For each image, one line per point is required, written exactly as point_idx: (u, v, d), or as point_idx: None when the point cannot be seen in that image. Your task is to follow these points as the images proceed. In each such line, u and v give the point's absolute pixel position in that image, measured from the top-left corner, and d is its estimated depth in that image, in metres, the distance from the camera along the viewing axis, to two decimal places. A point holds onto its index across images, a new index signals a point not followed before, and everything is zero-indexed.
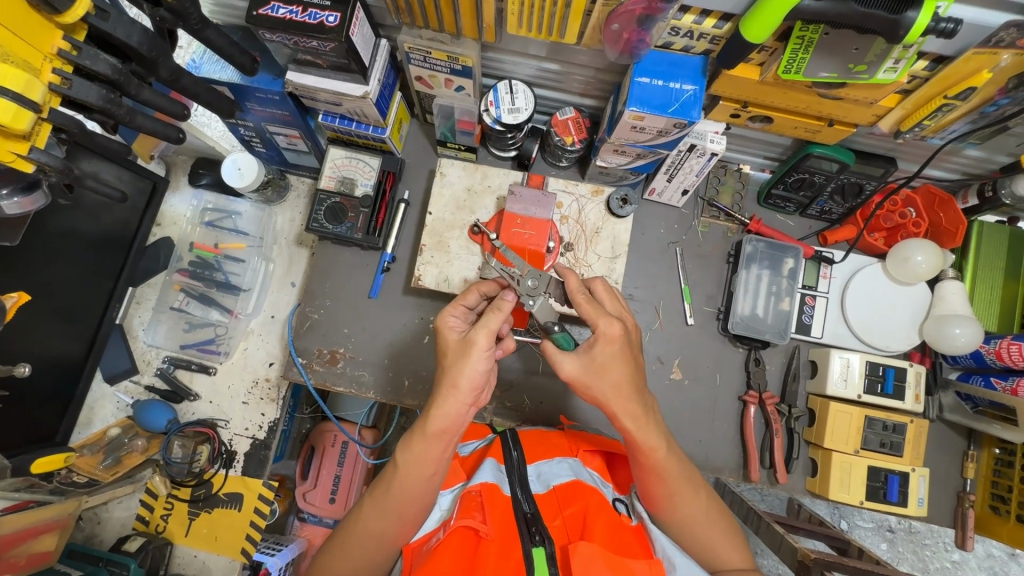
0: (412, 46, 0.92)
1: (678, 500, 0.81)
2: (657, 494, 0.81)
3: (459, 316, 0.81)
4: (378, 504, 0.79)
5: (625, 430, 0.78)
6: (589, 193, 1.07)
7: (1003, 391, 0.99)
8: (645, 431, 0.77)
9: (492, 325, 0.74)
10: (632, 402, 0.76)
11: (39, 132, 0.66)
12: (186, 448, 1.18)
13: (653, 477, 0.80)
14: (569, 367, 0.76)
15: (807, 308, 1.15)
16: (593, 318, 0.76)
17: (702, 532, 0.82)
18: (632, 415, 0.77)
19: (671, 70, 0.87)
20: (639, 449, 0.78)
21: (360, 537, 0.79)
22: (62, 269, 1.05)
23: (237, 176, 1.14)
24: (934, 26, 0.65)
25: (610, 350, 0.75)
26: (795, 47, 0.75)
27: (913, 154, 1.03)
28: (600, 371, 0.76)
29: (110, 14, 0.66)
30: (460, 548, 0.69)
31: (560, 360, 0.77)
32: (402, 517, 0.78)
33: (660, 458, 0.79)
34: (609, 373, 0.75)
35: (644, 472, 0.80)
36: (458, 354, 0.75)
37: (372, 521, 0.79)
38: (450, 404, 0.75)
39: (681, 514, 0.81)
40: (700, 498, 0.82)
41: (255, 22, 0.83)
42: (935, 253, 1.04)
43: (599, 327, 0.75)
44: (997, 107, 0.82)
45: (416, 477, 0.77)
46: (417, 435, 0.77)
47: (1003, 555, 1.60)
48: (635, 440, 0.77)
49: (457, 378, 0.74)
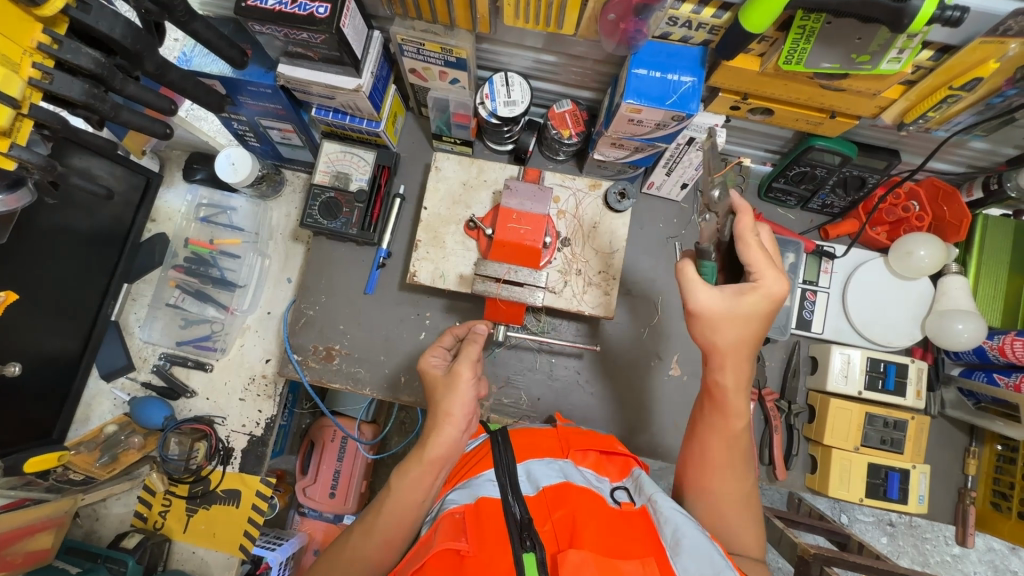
0: (405, 38, 0.90)
1: (724, 475, 0.78)
2: (706, 467, 0.79)
3: (439, 355, 0.85)
4: (365, 526, 0.76)
5: (721, 385, 0.77)
6: (586, 187, 1.06)
7: (1006, 387, 0.97)
8: (739, 395, 0.77)
9: (473, 354, 0.80)
10: (745, 364, 0.76)
11: (20, 128, 0.64)
12: (183, 444, 1.19)
13: (721, 443, 0.79)
14: (707, 301, 0.73)
15: (808, 304, 1.13)
16: (757, 268, 0.72)
17: (734, 515, 0.77)
18: (736, 375, 0.76)
19: (669, 61, 0.85)
20: (723, 411, 0.78)
21: (344, 564, 0.76)
22: (56, 265, 1.04)
23: (231, 171, 1.13)
24: (939, 14, 0.63)
25: (759, 305, 0.72)
26: (796, 37, 0.73)
27: (917, 146, 1.01)
28: (737, 319, 0.73)
29: (93, 6, 0.65)
30: (439, 570, 0.66)
31: (703, 288, 0.74)
32: (388, 544, 0.75)
33: (738, 427, 0.78)
34: (747, 327, 0.73)
35: (709, 441, 0.79)
36: (447, 385, 0.78)
37: (358, 546, 0.76)
38: (449, 432, 0.76)
39: (719, 490, 0.78)
40: (743, 482, 0.79)
41: (245, 14, 0.81)
42: (938, 247, 1.02)
43: (763, 280, 0.72)
44: (1003, 98, 0.80)
45: (409, 502, 0.76)
46: (412, 461, 0.76)
47: (1004, 549, 1.59)
48: (727, 399, 0.77)
49: (449, 407, 0.76)
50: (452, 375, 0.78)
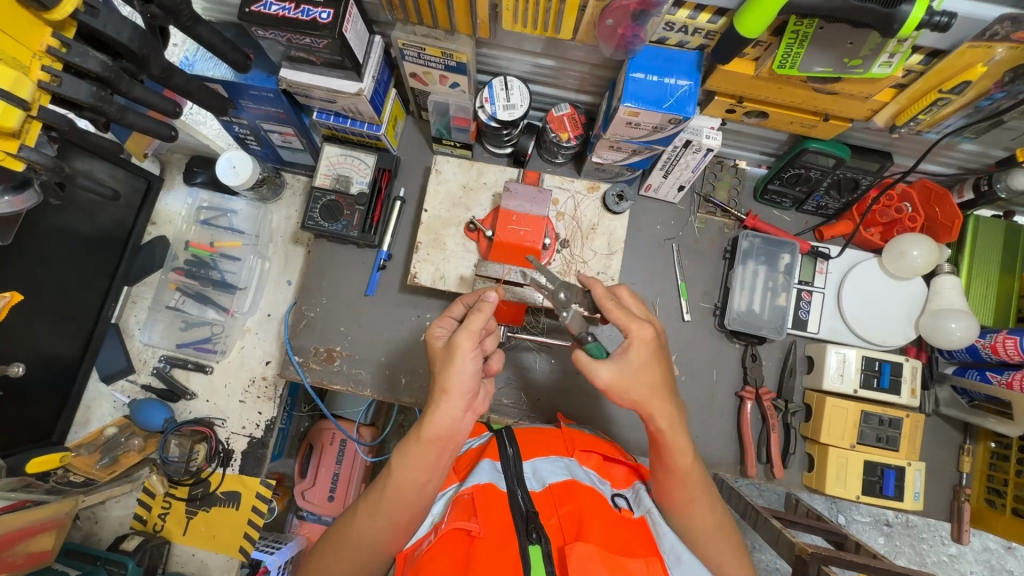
0: (406, 43, 0.91)
1: (696, 508, 0.81)
2: (674, 499, 0.81)
3: (445, 326, 0.83)
4: (371, 506, 0.79)
5: (657, 429, 0.78)
6: (585, 189, 1.07)
7: (998, 385, 0.99)
8: (675, 433, 0.78)
9: (474, 326, 0.74)
10: (667, 402, 0.77)
11: (28, 130, 0.65)
12: (183, 446, 1.17)
13: (673, 478, 0.80)
14: (606, 375, 0.74)
15: (804, 304, 1.15)
16: (625, 325, 0.76)
17: (712, 540, 0.82)
18: (666, 415, 0.77)
19: (666, 65, 0.87)
20: (668, 451, 0.79)
21: (353, 541, 0.79)
22: (57, 268, 1.05)
23: (232, 174, 1.14)
24: (928, 19, 0.64)
25: (645, 351, 0.75)
26: (790, 42, 0.75)
27: (908, 149, 1.03)
28: (636, 372, 0.74)
29: (100, 11, 0.66)
30: (452, 548, 0.69)
31: (596, 367, 0.74)
32: (393, 524, 0.78)
33: (685, 464, 0.79)
34: (648, 373, 0.75)
35: (665, 475, 0.81)
36: (445, 359, 0.74)
37: (365, 524, 0.79)
38: (445, 409, 0.74)
39: (695, 521, 0.81)
40: (714, 510, 0.82)
41: (248, 19, 0.82)
42: (931, 248, 1.04)
43: (633, 332, 0.75)
44: (992, 101, 0.81)
45: (411, 481, 0.77)
46: (412, 439, 0.77)
47: (1000, 548, 1.61)
48: (666, 440, 0.78)
49: (447, 382, 0.74)
50: (451, 348, 0.74)
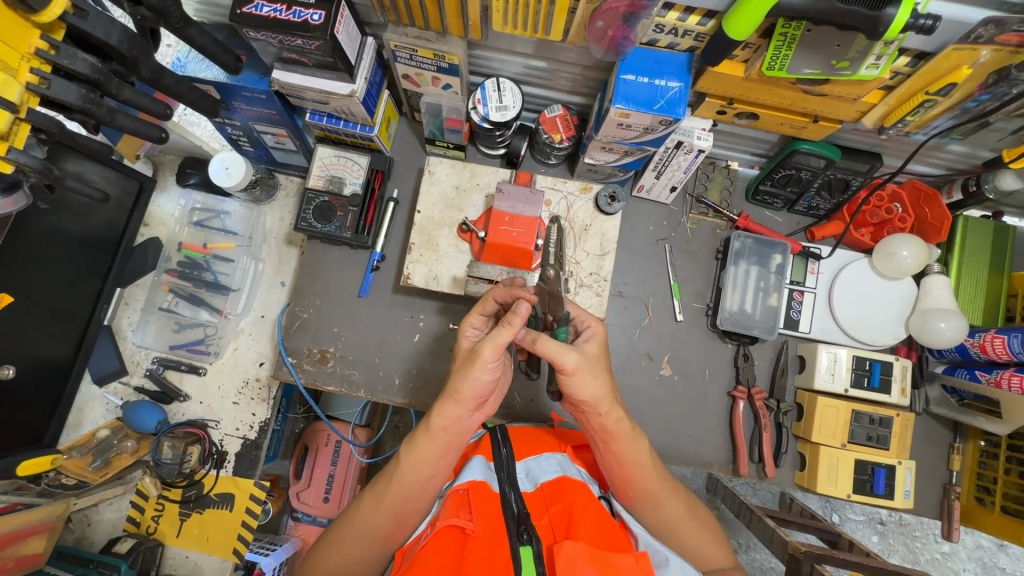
0: (398, 44, 0.92)
1: (660, 501, 0.82)
2: (636, 494, 0.82)
3: (477, 327, 0.86)
4: (376, 496, 0.79)
5: (606, 428, 0.79)
6: (577, 190, 1.08)
7: (987, 383, 1.00)
8: (624, 427, 0.79)
9: (500, 340, 0.73)
10: (614, 400, 0.79)
11: (17, 133, 0.65)
12: (176, 448, 1.19)
13: (632, 476, 0.81)
14: (572, 360, 0.74)
15: (796, 304, 1.15)
16: (587, 320, 0.83)
17: (689, 535, 0.83)
18: (615, 413, 0.79)
19: (657, 67, 0.88)
20: (620, 447, 0.79)
21: (353, 533, 0.80)
22: (49, 269, 1.05)
23: (225, 175, 1.14)
24: (913, 22, 0.65)
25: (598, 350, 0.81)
26: (778, 44, 0.75)
27: (897, 150, 1.04)
28: (594, 364, 0.77)
29: (89, 12, 0.66)
30: (446, 545, 0.70)
31: (565, 353, 0.74)
32: (396, 515, 0.79)
33: (641, 456, 0.81)
34: (601, 369, 0.78)
35: (620, 472, 0.81)
36: (464, 362, 0.76)
37: (368, 517, 0.79)
38: (451, 409, 0.77)
39: (664, 515, 0.82)
40: (680, 502, 0.84)
41: (239, 21, 0.82)
42: (920, 247, 1.05)
43: (594, 327, 0.82)
44: (978, 103, 0.82)
45: (416, 475, 0.78)
46: (421, 434, 0.78)
47: (992, 546, 1.62)
48: (617, 437, 0.79)
49: (459, 386, 0.76)
50: (472, 354, 0.74)
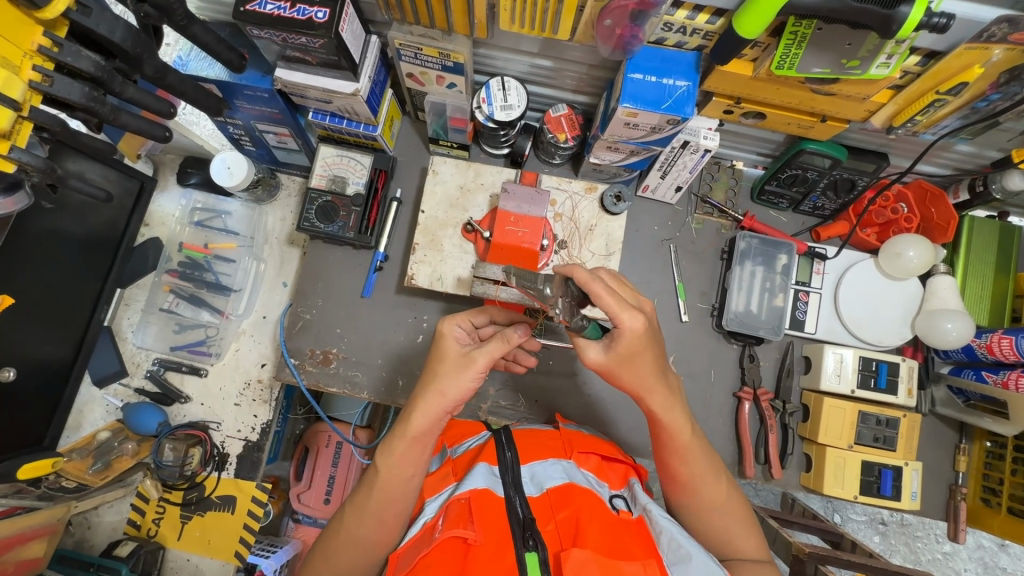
0: (403, 43, 0.91)
1: (702, 484, 0.82)
2: (681, 476, 0.82)
3: (460, 324, 0.80)
4: (357, 509, 0.78)
5: (652, 410, 0.78)
6: (583, 190, 1.07)
7: (994, 385, 1.00)
8: (670, 411, 0.78)
9: (497, 351, 0.75)
10: (661, 384, 0.76)
11: (20, 131, 0.64)
12: (178, 450, 1.18)
13: (675, 458, 0.82)
14: (596, 356, 0.73)
15: (801, 304, 1.15)
16: (615, 313, 0.68)
17: (719, 519, 0.82)
18: (660, 397, 0.77)
19: (664, 66, 0.87)
20: (666, 429, 0.79)
21: (343, 544, 0.78)
22: (50, 269, 1.04)
23: (227, 175, 1.13)
24: (927, 20, 0.65)
25: (634, 342, 0.69)
26: (788, 43, 0.75)
27: (905, 150, 1.04)
28: (626, 362, 0.71)
29: (92, 9, 0.65)
30: (448, 556, 0.69)
31: (587, 348, 0.74)
32: (382, 523, 0.78)
33: (685, 440, 0.80)
34: (635, 366, 0.72)
35: (666, 453, 0.82)
36: (456, 366, 0.75)
37: (355, 529, 0.78)
38: (433, 409, 0.75)
39: (700, 498, 0.82)
40: (720, 486, 0.83)
41: (243, 18, 0.82)
42: (926, 248, 1.05)
43: (623, 324, 0.68)
44: (988, 102, 0.82)
45: (397, 478, 0.77)
46: (397, 435, 0.77)
47: (993, 546, 1.62)
48: (662, 420, 0.78)
49: (444, 386, 0.74)
50: (467, 359, 0.75)
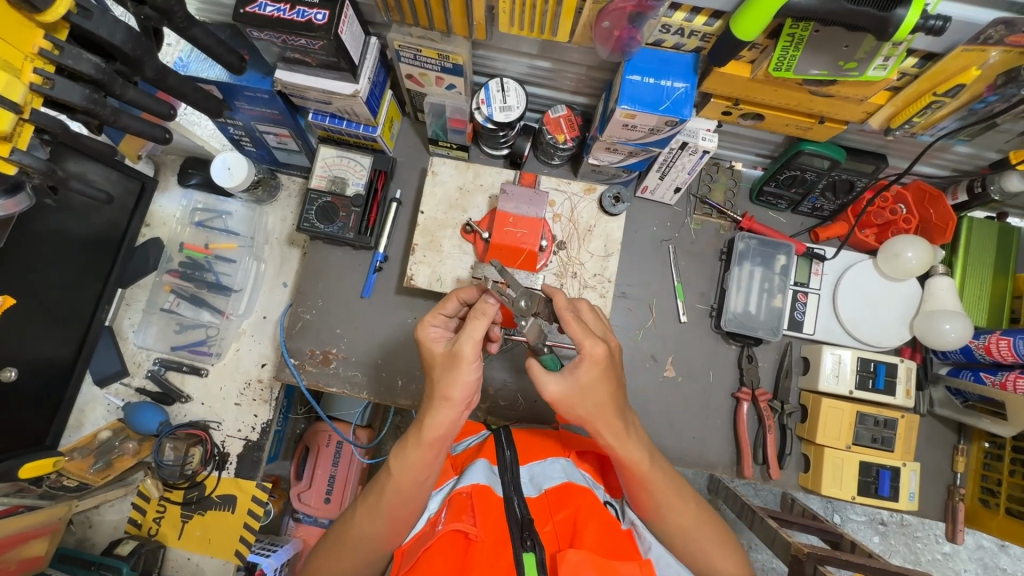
0: (402, 44, 0.91)
1: (666, 511, 0.81)
2: (645, 505, 0.82)
3: (439, 325, 0.82)
4: (371, 509, 0.78)
5: (607, 445, 0.78)
6: (582, 191, 1.07)
7: (992, 386, 1.00)
8: (625, 445, 0.77)
9: (477, 334, 0.72)
10: (614, 417, 0.76)
11: (21, 133, 0.65)
12: (178, 450, 1.18)
13: (639, 489, 0.81)
14: (553, 388, 0.75)
15: (800, 305, 1.15)
16: (579, 339, 0.75)
17: (692, 541, 0.82)
18: (613, 431, 0.77)
19: (662, 67, 0.87)
20: (623, 463, 0.78)
21: (352, 541, 0.79)
22: (50, 268, 1.04)
23: (227, 175, 1.14)
24: (924, 23, 0.65)
25: (595, 371, 0.74)
26: (785, 46, 0.75)
27: (904, 150, 1.04)
28: (586, 388, 0.74)
29: (93, 12, 0.65)
30: (449, 550, 0.70)
31: (545, 380, 0.75)
32: (392, 522, 0.78)
33: (645, 471, 0.79)
34: (593, 394, 0.75)
35: (630, 484, 0.81)
36: (447, 367, 0.74)
37: (364, 526, 0.79)
38: (444, 415, 0.74)
39: (671, 523, 0.82)
40: (689, 509, 0.82)
41: (243, 20, 0.82)
42: (925, 249, 1.05)
43: (585, 349, 0.74)
44: (986, 104, 0.82)
45: (409, 482, 0.77)
46: (412, 442, 0.76)
47: (993, 546, 1.62)
48: (617, 455, 0.77)
49: (450, 391, 0.74)
50: (454, 357, 0.73)
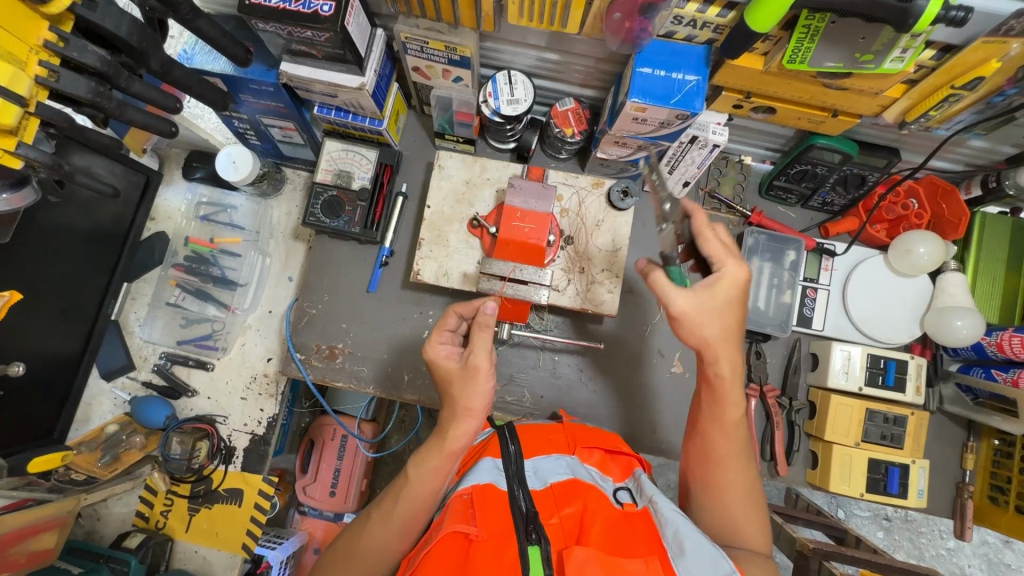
0: (409, 36, 0.90)
1: (727, 471, 0.79)
2: (709, 458, 0.80)
3: (447, 341, 0.82)
4: (383, 515, 0.78)
5: (713, 376, 0.78)
6: (589, 185, 1.06)
7: (1004, 383, 0.99)
8: (733, 383, 0.78)
9: (488, 344, 0.76)
10: (732, 352, 0.77)
11: (26, 126, 0.64)
12: (185, 444, 1.19)
13: (717, 434, 0.80)
14: (682, 301, 0.74)
15: (809, 301, 1.14)
16: (723, 259, 0.75)
17: (736, 510, 0.78)
18: (727, 362, 0.77)
19: (673, 59, 0.86)
20: (720, 403, 0.79)
21: (365, 548, 0.79)
22: (58, 262, 1.04)
23: (232, 169, 1.13)
24: (945, 14, 0.64)
25: (733, 293, 0.75)
26: (801, 37, 0.73)
27: (918, 145, 1.02)
28: (714, 309, 0.74)
29: (98, 3, 0.64)
30: (449, 550, 0.68)
31: (674, 293, 0.74)
32: (403, 530, 0.78)
33: (734, 417, 0.79)
34: (723, 316, 0.75)
35: (708, 434, 0.80)
36: (464, 380, 0.75)
37: (376, 531, 0.79)
38: (468, 425, 0.76)
39: (726, 486, 0.78)
40: (749, 474, 0.80)
41: (248, 12, 0.81)
42: (937, 245, 1.04)
43: (726, 270, 0.75)
44: (1005, 98, 0.80)
45: (427, 492, 0.77)
46: (433, 450, 0.77)
47: (998, 542, 1.62)
48: (721, 388, 0.78)
49: (469, 402, 0.75)
50: (469, 369, 0.75)
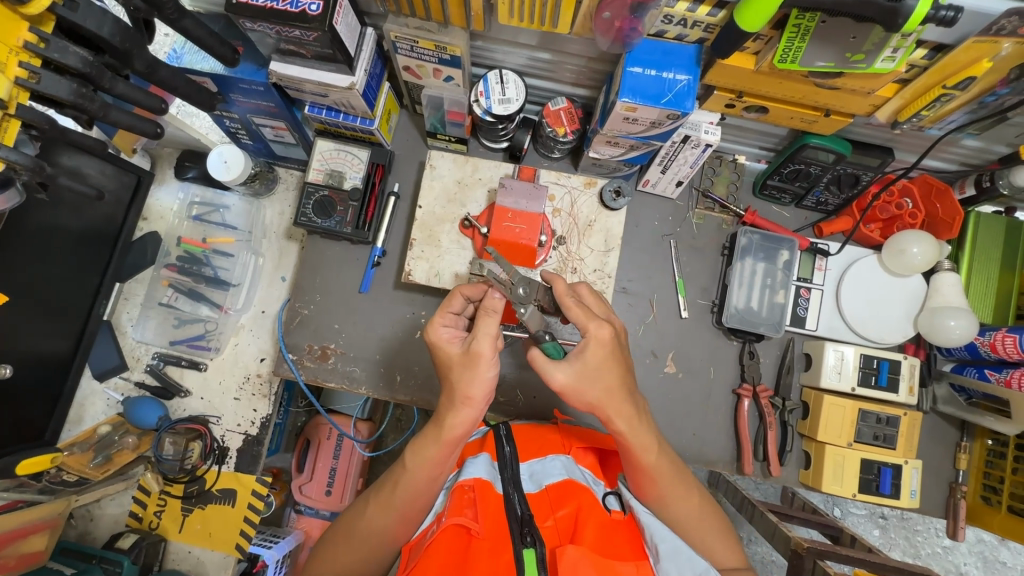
0: (399, 35, 0.89)
1: (671, 501, 0.81)
2: (648, 494, 0.81)
3: (449, 324, 0.80)
4: (383, 501, 0.79)
5: (618, 432, 0.77)
6: (581, 185, 1.06)
7: (997, 383, 0.99)
8: (636, 431, 0.77)
9: (492, 331, 0.73)
10: (624, 402, 0.76)
11: (7, 129, 0.64)
12: (178, 444, 1.19)
13: (641, 476, 0.80)
14: (560, 377, 0.73)
15: (802, 301, 1.14)
16: (584, 322, 0.74)
17: (696, 534, 0.82)
18: (625, 417, 0.76)
19: (664, 58, 0.85)
20: (632, 451, 0.78)
21: (363, 532, 0.79)
22: (48, 262, 1.04)
23: (224, 169, 1.12)
24: (935, 13, 0.63)
25: (602, 353, 0.74)
26: (791, 36, 0.73)
27: (912, 144, 1.02)
28: (591, 375, 0.73)
29: (79, 4, 0.64)
30: (451, 544, 0.69)
31: (551, 369, 0.73)
32: (401, 514, 0.79)
33: (650, 460, 0.78)
34: (600, 377, 0.74)
35: (635, 473, 0.80)
36: (465, 365, 0.73)
37: (375, 519, 0.79)
38: (466, 413, 0.75)
39: (677, 515, 0.82)
40: (693, 499, 0.83)
41: (236, 11, 0.80)
42: (931, 244, 1.03)
43: (589, 332, 0.73)
44: (997, 97, 0.80)
45: (425, 478, 0.78)
46: (431, 439, 0.77)
47: (994, 540, 1.62)
48: (628, 442, 0.77)
49: (469, 390, 0.73)
50: (470, 355, 0.72)
